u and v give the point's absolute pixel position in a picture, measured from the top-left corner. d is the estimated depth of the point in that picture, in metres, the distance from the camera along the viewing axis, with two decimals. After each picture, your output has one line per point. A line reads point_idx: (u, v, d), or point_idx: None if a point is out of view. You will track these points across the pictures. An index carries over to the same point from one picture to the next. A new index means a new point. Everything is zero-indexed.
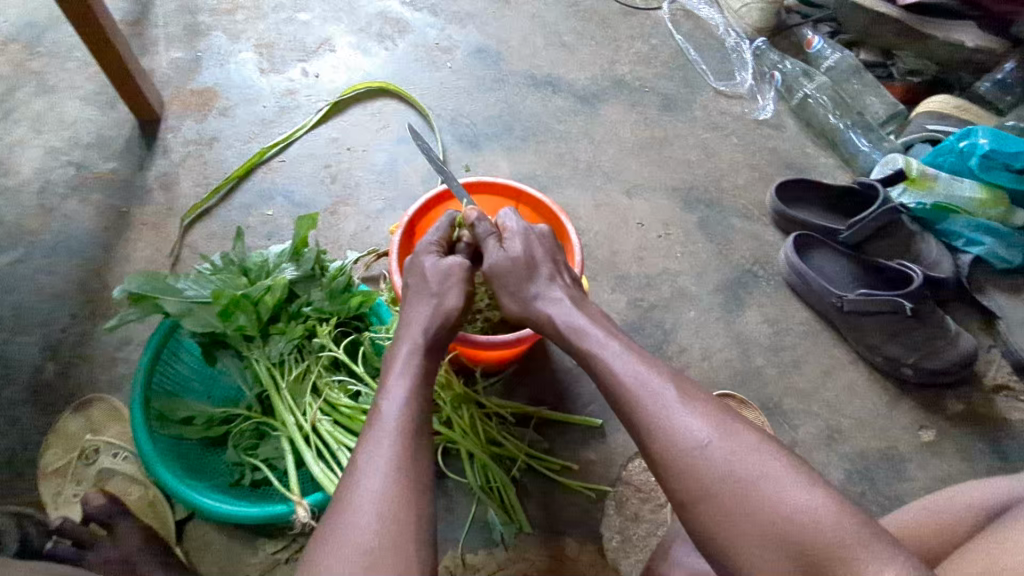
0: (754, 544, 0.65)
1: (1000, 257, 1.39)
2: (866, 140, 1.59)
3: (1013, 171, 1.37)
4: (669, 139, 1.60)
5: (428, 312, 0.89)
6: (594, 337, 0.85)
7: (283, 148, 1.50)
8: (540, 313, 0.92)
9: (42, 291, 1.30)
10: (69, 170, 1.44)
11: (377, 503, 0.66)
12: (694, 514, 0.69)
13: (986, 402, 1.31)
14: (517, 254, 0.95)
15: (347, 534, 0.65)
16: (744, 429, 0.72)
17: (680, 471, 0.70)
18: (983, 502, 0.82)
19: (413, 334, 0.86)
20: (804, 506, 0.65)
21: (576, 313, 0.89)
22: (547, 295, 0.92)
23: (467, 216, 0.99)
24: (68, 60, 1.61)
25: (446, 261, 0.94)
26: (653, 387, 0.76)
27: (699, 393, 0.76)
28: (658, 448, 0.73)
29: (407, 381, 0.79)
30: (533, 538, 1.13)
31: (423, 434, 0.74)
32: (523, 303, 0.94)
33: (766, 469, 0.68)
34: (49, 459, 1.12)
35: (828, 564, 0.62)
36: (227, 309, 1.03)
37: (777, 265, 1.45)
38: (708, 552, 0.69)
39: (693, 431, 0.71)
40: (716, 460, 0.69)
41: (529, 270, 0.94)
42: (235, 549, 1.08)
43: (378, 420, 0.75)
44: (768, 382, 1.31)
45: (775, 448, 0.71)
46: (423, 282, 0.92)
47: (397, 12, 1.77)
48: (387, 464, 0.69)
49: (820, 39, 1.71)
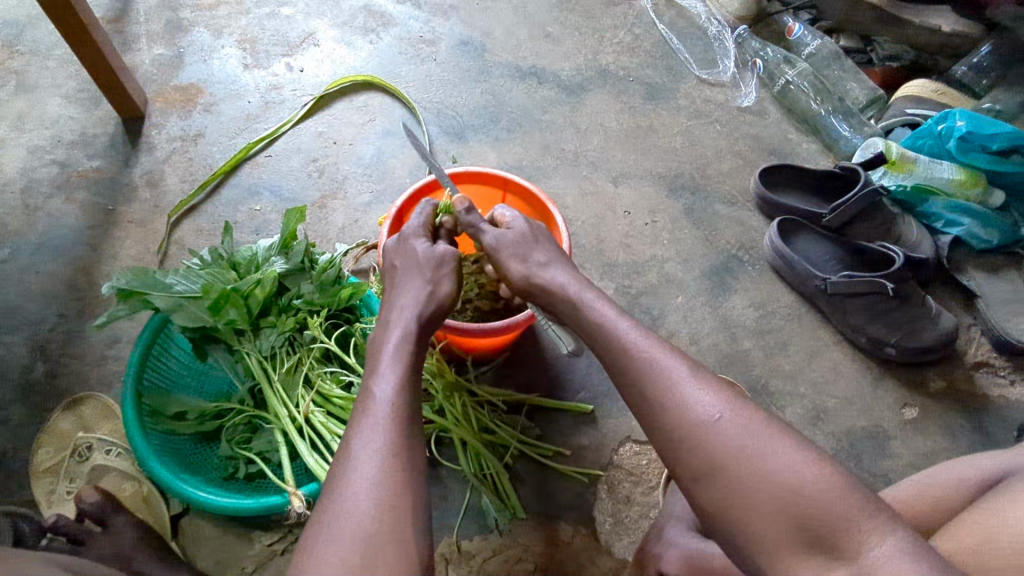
0: (759, 518, 0.66)
1: (978, 237, 1.42)
2: (847, 125, 1.62)
3: (990, 153, 1.41)
4: (654, 127, 1.62)
5: (420, 292, 0.89)
6: (602, 311, 0.84)
7: (269, 143, 1.50)
8: (546, 284, 0.90)
9: (30, 290, 1.30)
10: (53, 169, 1.44)
11: (372, 490, 0.67)
12: (701, 489, 0.70)
13: (966, 379, 1.34)
14: (519, 234, 0.94)
15: (348, 522, 0.65)
16: (751, 406, 0.72)
17: (686, 448, 0.70)
18: (964, 472, 0.85)
19: (405, 317, 0.85)
20: (809, 480, 0.65)
21: (583, 286, 0.88)
22: (550, 265, 0.91)
23: (456, 207, 0.98)
24: (49, 58, 1.60)
25: (437, 247, 0.94)
26: (663, 364, 0.75)
27: (706, 369, 0.76)
28: (667, 424, 0.73)
29: (398, 366, 0.79)
30: (527, 523, 1.14)
31: (413, 419, 0.75)
32: (528, 271, 0.91)
33: (773, 443, 0.68)
34: (41, 458, 1.12)
35: (831, 536, 0.64)
36: (217, 304, 1.03)
37: (762, 250, 1.47)
38: (710, 525, 0.70)
39: (702, 407, 0.71)
40: (724, 435, 0.69)
41: (529, 247, 0.92)
42: (231, 542, 1.09)
43: (368, 407, 0.74)
44: (755, 365, 1.33)
45: (781, 423, 0.71)
46: (415, 265, 0.92)
47: (381, 5, 1.76)
48: (383, 452, 0.69)
49: (800, 27, 1.72)
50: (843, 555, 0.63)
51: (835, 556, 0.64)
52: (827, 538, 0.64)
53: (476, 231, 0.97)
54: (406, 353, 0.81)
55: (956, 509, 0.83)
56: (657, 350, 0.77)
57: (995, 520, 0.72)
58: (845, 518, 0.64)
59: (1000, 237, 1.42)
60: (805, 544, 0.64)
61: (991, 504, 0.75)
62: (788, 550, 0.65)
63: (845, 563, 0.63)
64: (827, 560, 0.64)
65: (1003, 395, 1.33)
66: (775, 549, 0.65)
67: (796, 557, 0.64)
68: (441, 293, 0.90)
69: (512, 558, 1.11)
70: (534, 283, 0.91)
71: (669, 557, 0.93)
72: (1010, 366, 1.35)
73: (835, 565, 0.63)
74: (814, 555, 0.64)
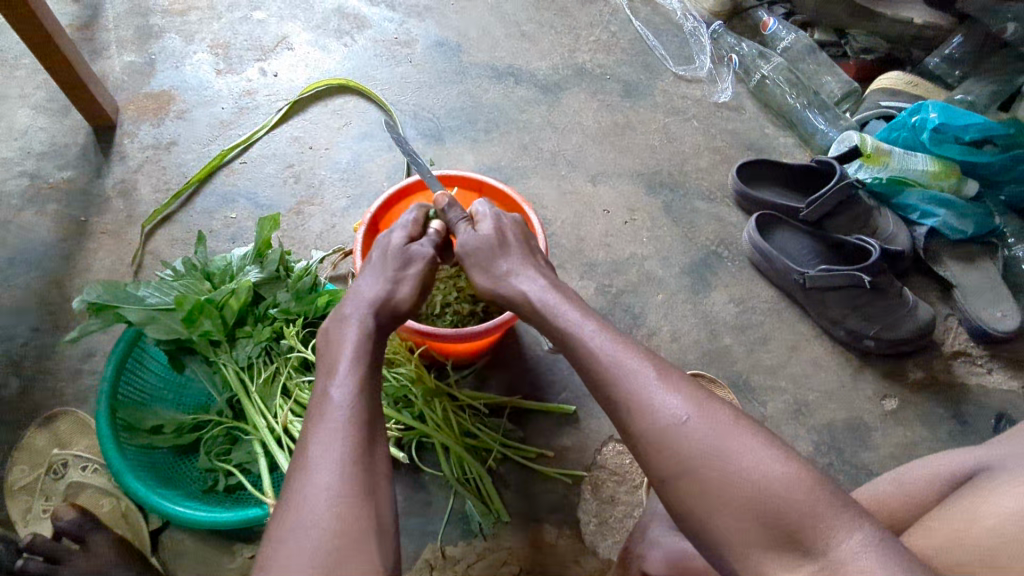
0: (729, 516, 0.66)
1: (954, 228, 1.42)
2: (823, 118, 1.63)
3: (963, 143, 1.43)
4: (631, 124, 1.62)
5: (375, 291, 0.87)
6: (569, 314, 0.83)
7: (244, 149, 1.48)
8: (510, 293, 0.91)
9: (2, 305, 1.28)
10: (23, 181, 1.41)
11: (331, 499, 0.66)
12: (671, 490, 0.70)
13: (945, 369, 1.35)
14: (485, 238, 0.94)
15: (302, 539, 0.64)
16: (719, 406, 0.72)
17: (659, 450, 0.70)
18: (938, 465, 0.86)
19: (360, 312, 0.83)
20: (778, 479, 0.65)
21: (550, 290, 0.88)
22: (517, 273, 0.91)
23: (439, 203, 1.00)
24: (16, 68, 1.57)
25: (411, 246, 0.93)
26: (632, 367, 0.75)
27: (674, 370, 0.76)
28: (636, 426, 0.73)
29: (357, 367, 0.77)
30: (511, 526, 1.14)
31: (375, 423, 0.74)
32: (493, 284, 0.93)
33: (741, 442, 0.68)
34: (16, 476, 1.11)
35: (802, 533, 0.64)
36: (191, 315, 1.02)
37: (741, 246, 1.47)
38: (683, 524, 0.70)
39: (669, 409, 0.71)
40: (692, 436, 0.69)
41: (490, 254, 0.93)
42: (212, 555, 1.08)
43: (324, 409, 0.73)
44: (736, 361, 1.34)
45: (750, 422, 0.71)
46: (385, 258, 0.91)
47: (355, 7, 1.75)
48: (338, 463, 0.68)
49: (775, 21, 1.73)
50: (812, 552, 0.63)
51: (805, 554, 0.63)
52: (797, 536, 0.64)
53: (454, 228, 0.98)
54: (364, 356, 0.79)
55: (928, 506, 0.83)
56: (623, 353, 0.77)
57: (964, 517, 0.73)
58: (812, 515, 0.64)
59: (975, 227, 1.42)
60: (774, 542, 0.64)
61: (960, 501, 0.76)
62: (758, 548, 0.65)
63: (814, 561, 0.63)
64: (797, 558, 0.64)
65: (982, 384, 1.34)
66: (745, 548, 0.65)
67: (766, 555, 0.65)
68: (399, 297, 0.88)
69: (498, 562, 1.10)
70: (499, 292, 0.92)
71: (653, 556, 0.93)
72: (988, 355, 1.37)
73: (805, 563, 0.63)
74: (784, 552, 0.64)
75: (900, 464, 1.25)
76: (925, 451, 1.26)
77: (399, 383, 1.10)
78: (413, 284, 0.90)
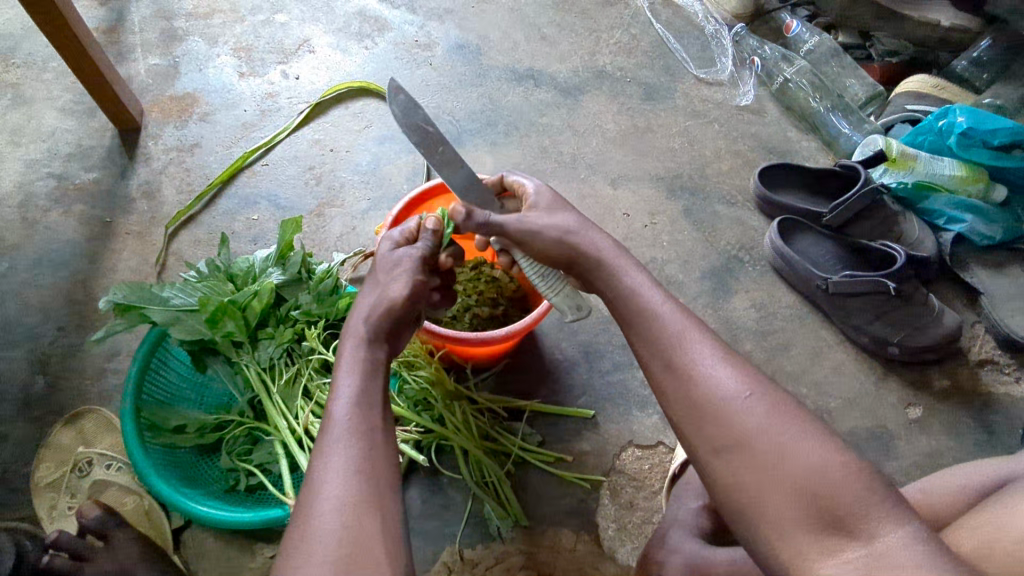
0: (772, 495, 0.66)
1: (981, 234, 1.40)
2: (846, 122, 1.61)
3: (991, 148, 1.40)
4: (652, 128, 1.61)
5: (371, 301, 0.87)
6: (636, 280, 0.85)
7: (266, 152, 1.49)
8: (583, 245, 0.89)
9: (29, 305, 1.30)
10: (50, 182, 1.43)
11: (339, 507, 0.67)
12: (715, 466, 0.70)
13: (972, 377, 1.33)
14: (547, 201, 0.94)
15: (324, 535, 0.65)
16: (775, 389, 0.72)
17: (712, 422, 0.71)
18: (965, 478, 0.84)
19: (353, 325, 0.85)
20: (816, 466, 0.65)
21: (620, 253, 0.89)
22: (590, 236, 0.89)
23: (456, 213, 0.89)
24: (44, 70, 1.60)
25: (398, 251, 0.93)
26: (693, 341, 0.76)
27: (733, 350, 0.76)
28: (689, 398, 0.73)
29: (357, 376, 0.79)
30: (529, 530, 1.14)
31: (377, 431, 0.75)
32: (564, 236, 0.89)
33: (794, 428, 0.68)
34: (43, 473, 1.12)
35: (845, 516, 0.63)
36: (214, 317, 1.03)
37: (763, 251, 1.46)
38: (723, 505, 0.70)
39: (727, 383, 0.72)
40: (744, 415, 0.70)
41: (554, 213, 0.91)
42: (234, 554, 1.09)
43: (329, 423, 0.74)
44: (757, 366, 1.33)
45: (795, 406, 0.71)
46: (376, 267, 0.92)
47: (375, 10, 1.75)
48: (350, 465, 0.70)
49: (798, 23, 1.72)
50: (855, 537, 0.62)
51: (847, 538, 0.62)
52: (840, 519, 0.63)
53: (493, 226, 0.90)
54: (365, 359, 0.81)
55: (954, 515, 0.82)
56: (688, 327, 0.78)
57: (992, 522, 0.72)
58: (856, 500, 0.63)
59: (1003, 232, 1.40)
60: (815, 526, 0.64)
61: (986, 508, 0.75)
62: (799, 531, 0.64)
63: (858, 545, 0.62)
64: (837, 541, 0.62)
65: (1009, 393, 1.31)
66: (784, 530, 0.65)
67: (807, 540, 0.64)
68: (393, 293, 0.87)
69: (515, 566, 1.10)
70: (567, 246, 0.89)
71: (673, 563, 0.92)
72: (1016, 363, 1.34)
73: (847, 548, 0.62)
74: (826, 536, 0.63)
75: (924, 473, 1.23)
76: (950, 460, 1.24)
77: (418, 386, 1.12)
78: (407, 279, 0.89)
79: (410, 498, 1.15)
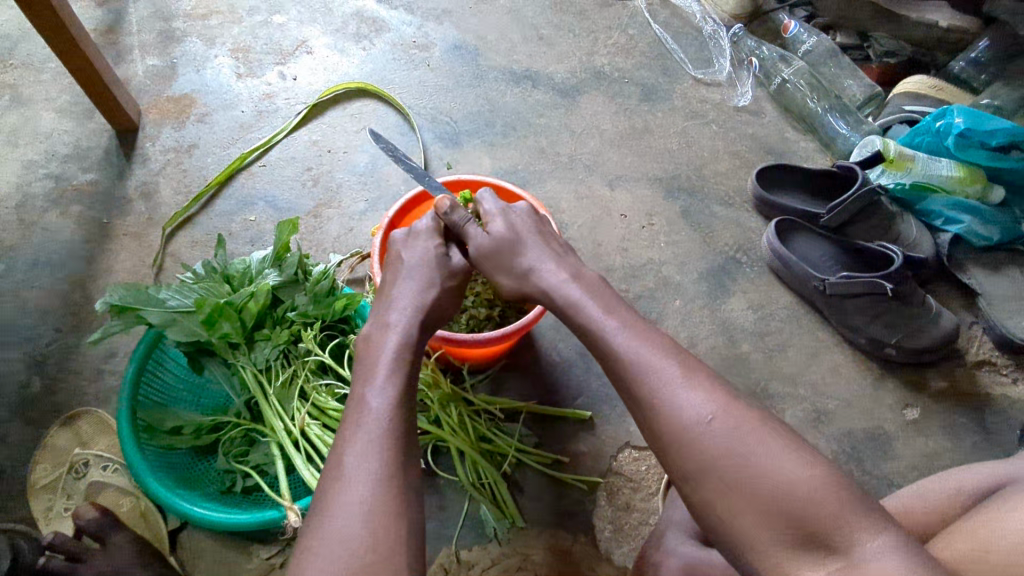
0: (751, 514, 0.65)
1: (978, 234, 1.40)
2: (844, 122, 1.61)
3: (990, 149, 1.39)
4: (650, 129, 1.60)
5: (421, 299, 0.88)
6: (592, 309, 0.83)
7: (263, 153, 1.49)
8: (536, 288, 0.91)
9: (27, 306, 1.30)
10: (48, 183, 1.43)
11: (366, 508, 0.67)
12: (692, 488, 0.69)
13: (969, 378, 1.33)
14: (496, 238, 0.94)
15: (332, 540, 0.65)
16: (745, 406, 0.71)
17: (681, 447, 0.70)
18: (958, 481, 0.84)
19: (403, 322, 0.85)
20: (793, 482, 0.65)
21: (571, 282, 0.88)
22: (542, 266, 0.91)
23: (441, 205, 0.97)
24: (41, 71, 1.60)
25: (455, 259, 0.96)
26: (653, 364, 0.75)
27: (699, 370, 0.75)
28: (659, 424, 0.72)
29: (398, 377, 0.78)
30: (526, 532, 1.13)
31: (410, 436, 0.75)
32: (519, 281, 0.92)
33: (769, 447, 0.67)
34: (39, 475, 1.12)
35: (823, 533, 0.63)
36: (211, 318, 1.03)
37: (760, 252, 1.46)
38: (704, 525, 0.70)
39: (691, 409, 0.70)
40: (715, 438, 0.69)
41: (512, 248, 0.93)
42: (230, 556, 1.09)
43: (361, 421, 0.74)
44: (754, 367, 1.32)
45: (768, 421, 0.70)
46: (423, 266, 0.92)
47: (373, 12, 1.75)
48: (382, 470, 0.70)
49: (796, 24, 1.72)
50: (836, 550, 0.63)
51: (828, 553, 0.63)
52: (820, 535, 0.63)
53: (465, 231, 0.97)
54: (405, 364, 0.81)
55: (949, 520, 0.82)
56: (648, 350, 0.77)
57: (985, 530, 0.71)
58: (835, 514, 0.63)
59: (1001, 233, 1.40)
60: (796, 542, 0.64)
61: (980, 515, 0.74)
62: (781, 548, 0.64)
63: (838, 558, 0.63)
64: (819, 555, 0.63)
65: (1006, 394, 1.31)
66: (764, 547, 0.65)
67: (789, 556, 0.64)
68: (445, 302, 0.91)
69: (512, 567, 1.10)
70: (526, 288, 0.92)
71: (669, 565, 0.92)
72: (1013, 364, 1.34)
73: (826, 561, 0.63)
74: (806, 551, 0.64)
75: (922, 475, 1.23)
76: (947, 462, 1.24)
77: None
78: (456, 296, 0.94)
79: None
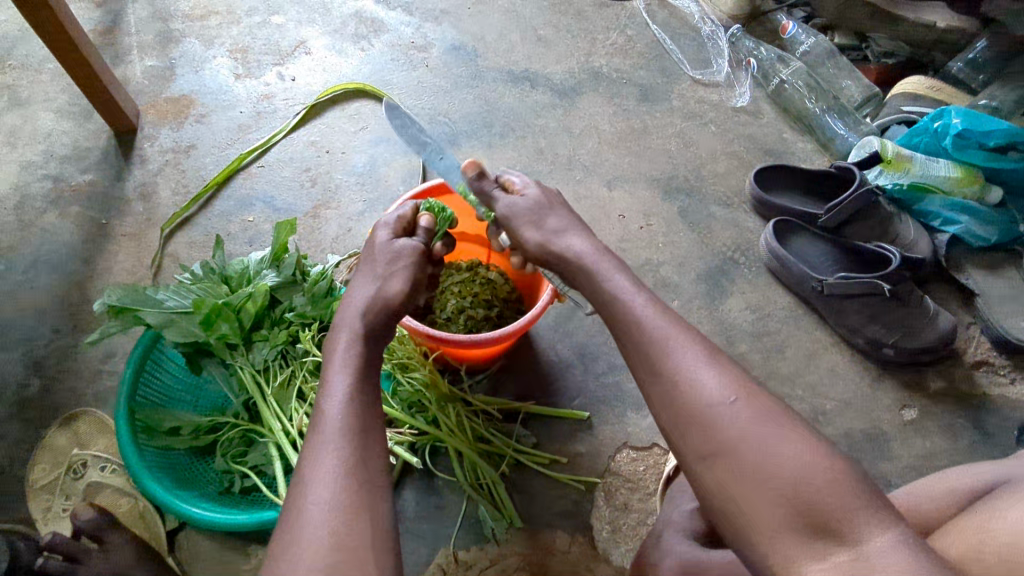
0: (761, 500, 0.65)
1: (977, 235, 1.40)
2: (843, 123, 1.61)
3: (987, 150, 1.40)
4: (648, 129, 1.61)
5: (367, 292, 0.88)
6: (619, 283, 0.83)
7: (261, 153, 1.49)
8: (563, 250, 0.89)
9: (26, 306, 1.30)
10: (46, 183, 1.44)
11: (330, 510, 0.67)
12: (705, 469, 0.69)
13: (967, 378, 1.33)
14: (534, 201, 0.92)
15: (302, 540, 0.65)
16: (762, 393, 0.72)
17: (699, 427, 0.70)
18: (956, 480, 0.85)
19: (350, 318, 0.85)
20: (806, 470, 0.65)
21: (602, 255, 0.87)
22: (572, 236, 0.90)
23: (468, 172, 0.96)
24: (40, 72, 1.60)
25: (398, 243, 0.93)
26: (678, 343, 0.75)
27: (719, 353, 0.75)
28: (679, 400, 0.72)
29: (348, 373, 0.79)
30: (523, 533, 1.13)
31: (368, 430, 0.75)
32: (544, 238, 0.90)
33: (786, 435, 0.68)
34: (38, 475, 1.13)
35: (834, 523, 0.63)
36: (209, 318, 1.04)
37: (757, 252, 1.46)
38: (712, 508, 0.70)
39: (714, 389, 0.71)
40: (733, 420, 0.69)
41: (544, 213, 0.91)
42: (228, 555, 1.09)
43: (321, 421, 0.75)
44: (752, 367, 1.33)
45: (788, 412, 0.71)
46: (373, 255, 0.92)
47: (372, 12, 1.76)
48: (342, 467, 0.70)
49: (794, 25, 1.72)
50: (845, 540, 0.62)
51: (837, 543, 0.62)
52: (831, 524, 0.63)
53: (488, 198, 0.95)
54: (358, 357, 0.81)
55: (950, 514, 0.82)
56: (673, 329, 0.77)
57: (980, 529, 0.71)
58: (846, 506, 0.63)
59: (998, 234, 1.41)
60: (806, 530, 0.63)
61: (977, 513, 0.74)
62: (788, 536, 0.64)
63: (846, 549, 0.62)
64: (827, 545, 0.63)
65: (1004, 394, 1.31)
66: (773, 533, 0.64)
67: (796, 544, 0.63)
68: (388, 290, 0.88)
69: (510, 567, 1.10)
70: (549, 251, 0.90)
71: (666, 565, 0.92)
72: (1011, 365, 1.34)
73: (835, 551, 0.62)
74: (814, 540, 0.63)
75: (919, 475, 1.23)
76: (944, 462, 1.24)
77: (413, 388, 1.12)
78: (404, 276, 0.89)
79: (404, 500, 1.15)
